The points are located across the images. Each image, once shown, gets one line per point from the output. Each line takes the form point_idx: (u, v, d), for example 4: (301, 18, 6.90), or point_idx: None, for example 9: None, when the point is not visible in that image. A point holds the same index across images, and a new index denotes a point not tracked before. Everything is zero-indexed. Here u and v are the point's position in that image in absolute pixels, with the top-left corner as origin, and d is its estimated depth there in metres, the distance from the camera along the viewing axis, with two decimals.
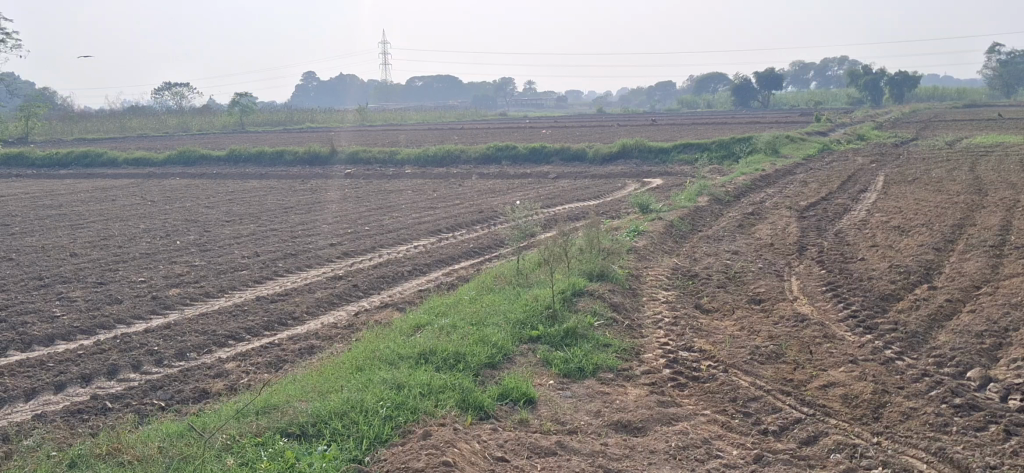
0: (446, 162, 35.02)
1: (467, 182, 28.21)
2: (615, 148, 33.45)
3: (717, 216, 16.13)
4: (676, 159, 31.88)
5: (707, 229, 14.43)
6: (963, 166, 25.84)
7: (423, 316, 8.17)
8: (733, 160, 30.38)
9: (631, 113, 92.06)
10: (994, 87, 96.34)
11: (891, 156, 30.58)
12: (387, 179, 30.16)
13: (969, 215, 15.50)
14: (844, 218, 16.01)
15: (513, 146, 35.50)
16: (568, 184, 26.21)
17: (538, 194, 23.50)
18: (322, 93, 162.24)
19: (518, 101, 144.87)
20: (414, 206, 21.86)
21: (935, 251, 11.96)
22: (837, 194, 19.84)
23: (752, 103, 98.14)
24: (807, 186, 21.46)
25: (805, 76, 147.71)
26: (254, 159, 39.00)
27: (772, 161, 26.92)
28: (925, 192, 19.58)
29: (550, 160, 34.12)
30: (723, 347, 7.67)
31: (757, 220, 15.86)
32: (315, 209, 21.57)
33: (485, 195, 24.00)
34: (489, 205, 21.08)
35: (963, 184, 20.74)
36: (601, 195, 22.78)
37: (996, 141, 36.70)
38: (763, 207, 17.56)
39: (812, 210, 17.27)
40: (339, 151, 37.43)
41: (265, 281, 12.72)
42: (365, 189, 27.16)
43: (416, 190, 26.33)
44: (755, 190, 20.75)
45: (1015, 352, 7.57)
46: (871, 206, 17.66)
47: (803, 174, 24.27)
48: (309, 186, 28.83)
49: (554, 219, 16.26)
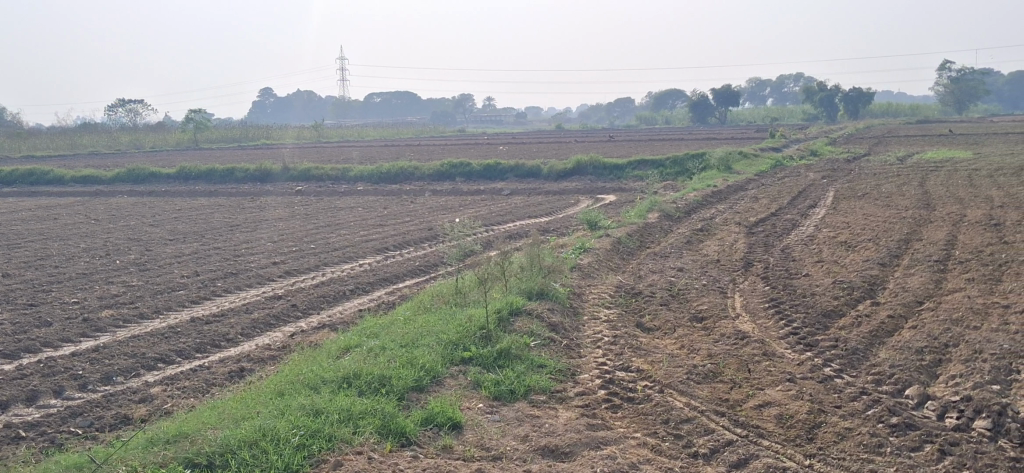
0: (399, 179, 34.79)
1: (420, 199, 27.98)
2: (569, 165, 33.41)
3: (666, 233, 16.08)
4: (630, 175, 31.91)
5: (655, 245, 14.33)
6: (912, 181, 26.08)
7: (355, 337, 7.94)
8: (686, 176, 30.48)
9: (589, 130, 92.46)
10: (945, 103, 98.15)
11: (842, 171, 30.92)
12: (339, 196, 29.91)
13: (915, 230, 15.57)
14: (793, 233, 16.02)
15: (467, 163, 35.35)
16: (521, 200, 26.11)
17: (489, 211, 23.35)
18: (280, 109, 161.04)
19: (477, 118, 144.90)
20: (362, 224, 21.60)
21: (879, 267, 11.94)
22: (787, 209, 19.89)
23: (710, 119, 99.05)
24: (757, 201, 21.54)
25: (762, 93, 149.58)
26: (205, 177, 38.49)
27: (724, 177, 27.02)
28: (874, 207, 19.67)
29: (505, 177, 34.00)
30: (661, 367, 7.51)
31: (705, 236, 15.82)
32: (261, 228, 21.24)
33: (436, 212, 23.80)
34: (439, 222, 20.89)
35: (911, 200, 20.89)
36: (553, 212, 22.67)
37: (945, 156, 37.27)
38: (712, 223, 17.53)
39: (761, 225, 17.29)
40: (291, 168, 37.10)
41: (202, 302, 12.39)
42: (315, 207, 26.84)
43: (367, 207, 26.06)
44: (705, 205, 20.75)
45: (954, 369, 7.50)
46: (820, 221, 17.72)
47: (754, 189, 24.39)
48: (259, 203, 28.48)
49: (500, 239, 16.13)
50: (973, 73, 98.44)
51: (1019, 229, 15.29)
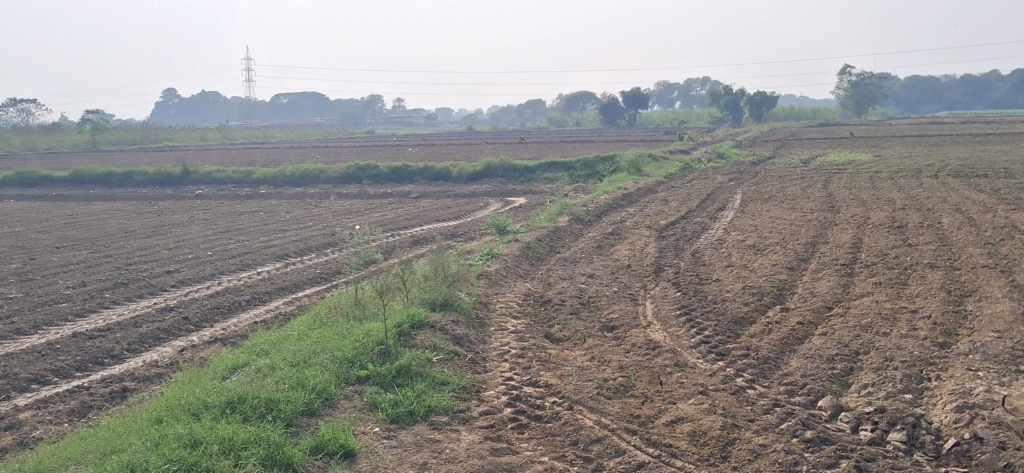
0: (305, 182, 34.00)
1: (325, 203, 27.28)
2: (479, 167, 33.10)
3: (576, 237, 15.83)
4: (540, 177, 31.74)
5: (565, 250, 14.05)
6: (816, 183, 26.49)
7: (245, 356, 7.41)
8: (596, 178, 30.44)
9: (500, 132, 92.45)
10: (845, 107, 101.08)
11: (748, 173, 31.26)
12: (241, 200, 29.07)
13: (821, 232, 15.67)
14: (702, 237, 15.94)
15: (375, 165, 34.75)
16: (429, 204, 25.66)
17: (397, 215, 22.83)
18: (184, 110, 157.00)
19: (388, 120, 143.65)
20: (264, 230, 20.89)
21: (788, 271, 11.87)
22: (696, 212, 19.88)
23: (620, 121, 100.02)
24: (666, 204, 21.50)
25: (671, 96, 151.94)
26: (99, 180, 37.05)
27: (633, 179, 27.01)
28: (781, 210, 19.81)
29: (413, 179, 33.50)
30: (570, 381, 7.18)
31: (615, 240, 15.62)
32: (156, 234, 20.32)
33: (342, 216, 23.17)
34: (344, 228, 20.30)
35: (816, 202, 21.15)
36: (462, 215, 22.27)
37: (847, 158, 38.13)
38: (623, 227, 17.37)
39: (671, 229, 17.19)
40: (192, 170, 35.99)
41: (86, 315, 11.62)
42: (215, 211, 25.91)
43: (270, 211, 25.26)
44: (616, 209, 20.62)
45: (866, 377, 7.35)
46: (728, 224, 17.72)
47: (664, 192, 24.41)
48: (156, 208, 27.39)
49: (404, 247, 15.69)
50: (871, 77, 101.54)
51: (921, 232, 15.51)
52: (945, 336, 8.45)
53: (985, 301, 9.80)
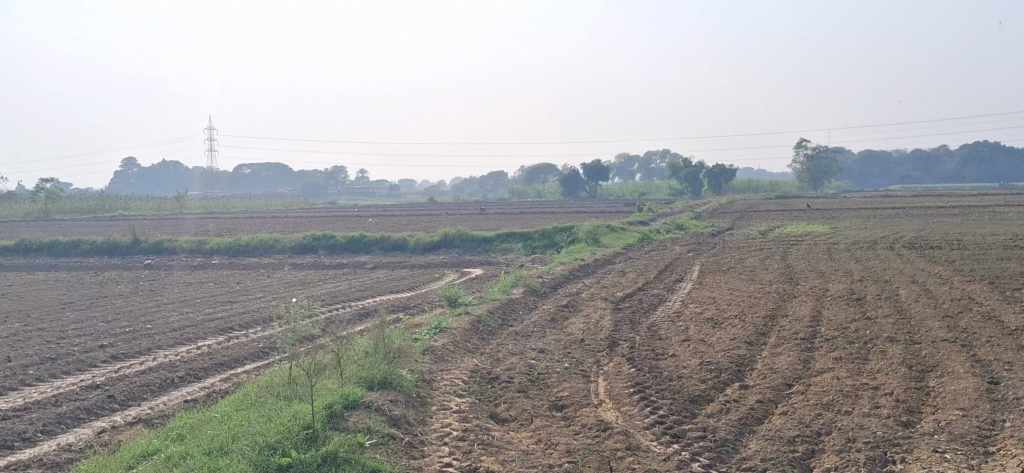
0: (258, 252, 33.34)
1: (276, 274, 26.66)
2: (436, 237, 32.69)
3: (530, 309, 15.37)
4: (498, 248, 31.37)
5: (517, 323, 13.56)
6: (775, 254, 26.37)
7: (160, 441, 6.81)
8: (554, 249, 30.12)
9: (460, 203, 92.48)
10: (802, 180, 102.57)
11: (707, 244, 31.15)
12: (190, 270, 28.36)
13: (779, 305, 15.34)
14: (659, 309, 15.54)
15: (330, 235, 34.22)
16: (383, 275, 25.14)
17: (349, 286, 22.27)
18: (143, 179, 155.66)
19: (349, 191, 143.35)
20: (209, 301, 20.22)
21: (746, 346, 11.46)
22: (654, 284, 19.54)
23: (580, 193, 100.50)
24: (624, 275, 21.15)
25: (631, 169, 153.49)
26: (46, 250, 36.15)
27: (591, 250, 26.71)
28: (739, 281, 19.55)
29: (369, 249, 32.98)
30: (513, 468, 6.64)
31: (570, 312, 15.17)
32: (97, 306, 19.58)
33: (292, 288, 22.56)
34: (293, 299, 19.68)
35: (774, 274, 20.91)
36: (415, 286, 21.77)
37: (805, 230, 38.26)
38: (578, 298, 16.95)
39: (628, 301, 16.79)
40: (142, 240, 35.22)
41: (5, 394, 10.90)
42: (163, 281, 25.19)
43: (219, 282, 24.58)
44: (572, 280, 20.23)
45: (828, 462, 6.89)
46: (686, 296, 17.36)
47: (621, 263, 24.10)
48: (102, 278, 26.59)
49: (352, 321, 15.14)
50: (826, 151, 103.27)
51: (880, 304, 15.24)
52: (909, 415, 8.03)
53: (948, 376, 9.43)
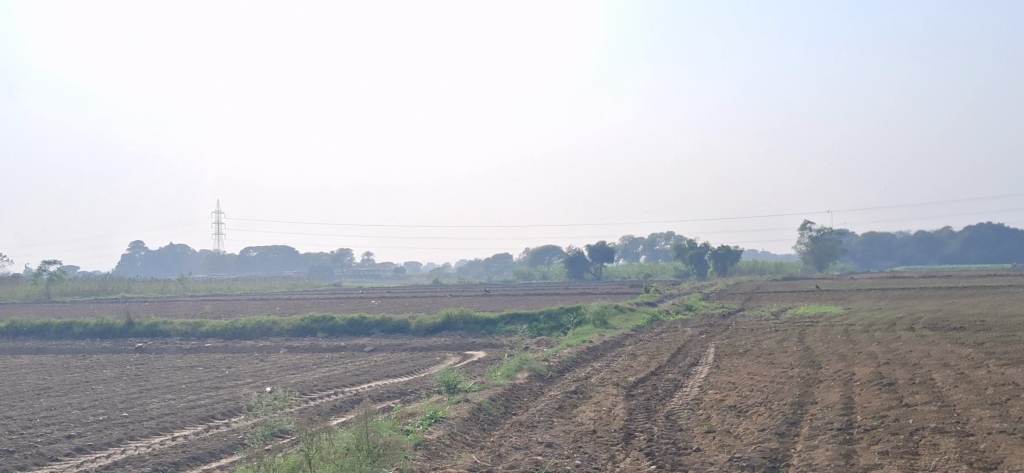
0: (254, 335, 32.15)
1: (270, 357, 25.50)
2: (438, 319, 31.53)
3: (535, 396, 14.19)
4: (502, 330, 30.21)
5: (522, 412, 12.38)
6: (792, 336, 25.16)
7: None
8: (561, 330, 28.98)
9: (465, 284, 91.52)
10: (807, 261, 101.70)
11: (719, 326, 29.98)
12: (181, 354, 27.23)
13: (806, 390, 14.15)
14: (675, 396, 14.34)
15: (329, 317, 33.09)
16: (381, 358, 23.98)
17: (345, 370, 21.10)
18: (148, 262, 155.19)
19: (353, 273, 142.57)
20: (195, 386, 19.08)
21: (777, 439, 10.26)
22: (667, 367, 18.37)
23: (586, 275, 99.51)
24: (636, 358, 20.00)
25: (635, 251, 153.13)
26: (37, 332, 35.11)
27: (600, 332, 25.56)
28: (758, 365, 18.33)
29: (369, 331, 31.79)
30: None
31: (579, 399, 13.99)
32: (75, 392, 18.41)
33: (285, 372, 21.43)
34: (284, 385, 18.52)
35: (794, 357, 19.69)
36: (414, 370, 20.60)
37: (818, 311, 37.11)
38: (588, 384, 15.77)
39: (641, 386, 15.61)
40: (135, 322, 34.10)
41: None
42: (150, 365, 24.06)
43: (208, 366, 23.42)
44: (580, 363, 19.05)
45: None
46: (703, 380, 16.19)
47: (631, 345, 22.94)
48: (88, 362, 25.45)
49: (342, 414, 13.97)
50: (832, 232, 102.50)
51: (917, 389, 14.01)
52: None
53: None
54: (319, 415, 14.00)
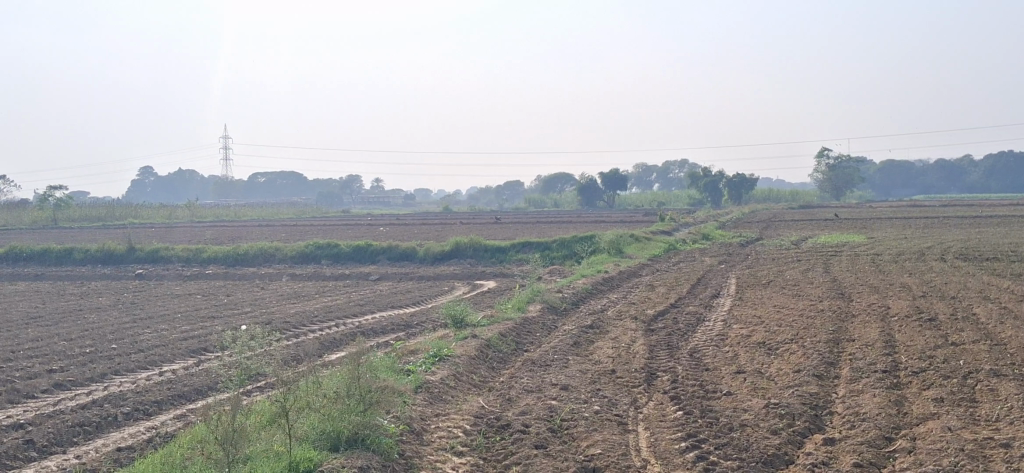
0: (258, 262, 31.33)
1: (273, 285, 24.67)
2: (447, 247, 30.62)
3: (548, 330, 13.26)
4: (513, 258, 29.30)
5: (534, 349, 11.45)
6: (816, 267, 24.14)
7: None
8: (574, 259, 28.06)
9: (477, 212, 90.56)
10: (823, 190, 100.26)
11: (738, 256, 28.96)
12: (183, 281, 26.44)
13: (841, 326, 13.15)
14: (699, 331, 13.37)
15: (335, 244, 32.23)
16: (388, 287, 23.13)
17: (349, 300, 20.24)
18: (159, 188, 154.79)
19: (365, 200, 141.72)
20: (192, 316, 18.26)
21: (816, 381, 9.29)
22: (687, 299, 17.40)
23: (598, 202, 98.40)
24: (653, 289, 19.05)
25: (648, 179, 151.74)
26: (38, 258, 34.47)
27: (615, 261, 24.58)
28: (784, 297, 17.35)
29: (376, 259, 30.94)
30: None
31: (595, 334, 13.06)
32: (66, 322, 17.61)
33: (287, 301, 20.60)
34: (284, 315, 17.67)
35: (822, 289, 18.65)
36: (421, 301, 19.71)
37: (839, 240, 36.02)
38: (604, 317, 14.83)
39: (661, 320, 14.66)
40: (137, 249, 33.32)
41: None
42: (149, 293, 23.27)
43: (208, 294, 22.62)
44: (595, 294, 18.11)
45: None
46: (727, 314, 15.22)
47: (648, 276, 21.98)
48: (86, 289, 24.70)
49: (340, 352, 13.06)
50: (849, 160, 100.76)
51: (960, 326, 12.96)
52: None
53: None
54: (316, 353, 13.10)
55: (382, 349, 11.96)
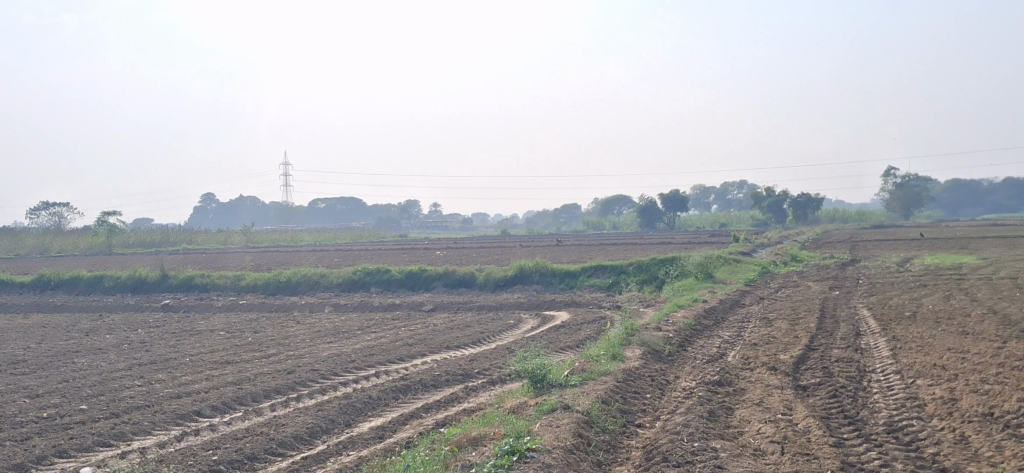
0: (300, 290, 28.02)
1: (311, 318, 21.29)
2: (510, 271, 27.03)
3: (662, 390, 9.51)
4: (585, 284, 25.58)
5: (654, 428, 7.75)
6: (953, 294, 20.02)
7: None
8: (657, 286, 24.29)
9: (535, 235, 87.02)
10: (889, 209, 95.15)
11: (847, 280, 25.05)
12: (212, 313, 23.20)
13: None
14: (877, 394, 9.49)
15: (385, 269, 28.80)
16: (443, 320, 19.61)
17: (397, 338, 16.68)
18: (218, 213, 153.88)
19: (421, 224, 139.02)
20: (203, 359, 14.87)
21: None
22: (824, 340, 13.50)
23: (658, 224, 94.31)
24: (774, 325, 15.19)
25: (707, 200, 147.24)
26: (66, 286, 31.60)
27: (708, 288, 20.75)
28: (951, 337, 13.36)
29: (430, 286, 27.42)
30: None
31: (731, 396, 9.28)
32: (49, 369, 14.27)
33: (322, 338, 17.12)
34: (311, 360, 14.14)
35: (992, 325, 14.59)
36: (482, 339, 16.05)
37: (950, 262, 31.68)
38: (731, 368, 11.01)
39: (809, 373, 10.79)
40: (171, 275, 30.26)
41: None
42: (169, 328, 20.02)
43: (233, 330, 19.25)
44: (702, 332, 14.30)
45: None
46: (895, 362, 11.28)
47: (757, 307, 18.08)
48: (102, 323, 21.56)
49: (372, 426, 9.46)
50: (917, 178, 95.33)
51: None
52: None
53: None
54: (343, 429, 9.52)
55: (434, 437, 8.30)
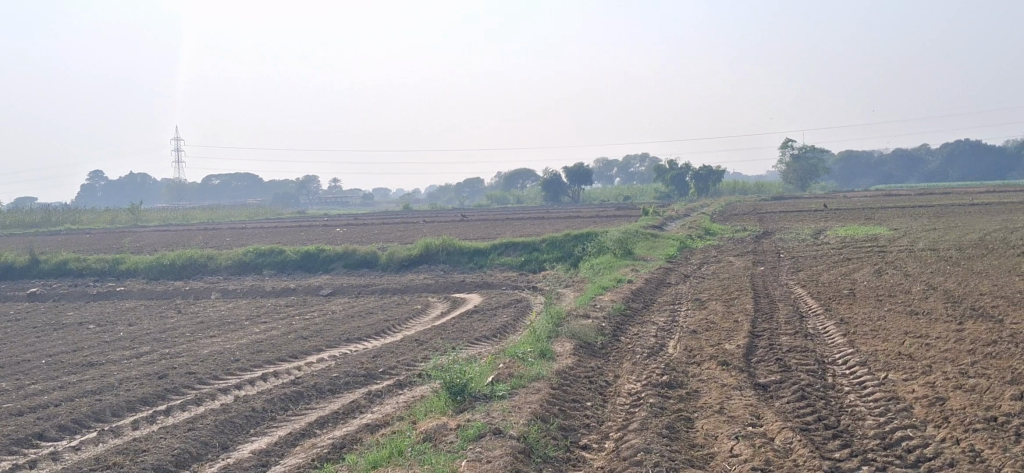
0: (186, 274, 25.77)
1: (195, 306, 19.21)
2: (414, 250, 25.31)
3: (604, 396, 7.99)
4: (494, 262, 24.05)
5: (605, 452, 6.22)
6: (881, 268, 19.13)
7: None
8: (571, 264, 22.92)
9: (437, 210, 85.11)
10: (787, 180, 96.31)
11: (766, 254, 24.13)
12: (83, 302, 20.88)
13: None
14: (852, 393, 8.16)
15: (280, 249, 26.74)
16: (344, 306, 17.83)
17: (291, 329, 14.83)
18: (107, 191, 147.26)
19: (321, 201, 135.52)
20: (62, 361, 12.79)
21: None
22: (767, 324, 12.23)
23: (563, 198, 93.51)
24: (708, 307, 13.91)
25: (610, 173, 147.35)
26: None
27: (629, 266, 19.44)
28: (901, 317, 12.25)
29: (329, 267, 25.52)
30: None
31: (687, 401, 7.83)
32: None
33: (205, 331, 15.15)
34: (189, 360, 12.20)
35: (938, 302, 13.58)
36: (388, 330, 14.34)
37: (862, 233, 31.20)
38: (675, 362, 9.58)
39: (764, 367, 9.43)
40: (42, 260, 27.55)
41: None
42: (31, 321, 17.72)
43: (105, 322, 17.09)
44: (632, 317, 12.89)
45: None
46: (855, 352, 10.02)
47: (683, 286, 16.81)
48: None
49: (256, 451, 7.70)
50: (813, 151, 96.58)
51: None
52: None
53: None
54: (219, 454, 7.76)
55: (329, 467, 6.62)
